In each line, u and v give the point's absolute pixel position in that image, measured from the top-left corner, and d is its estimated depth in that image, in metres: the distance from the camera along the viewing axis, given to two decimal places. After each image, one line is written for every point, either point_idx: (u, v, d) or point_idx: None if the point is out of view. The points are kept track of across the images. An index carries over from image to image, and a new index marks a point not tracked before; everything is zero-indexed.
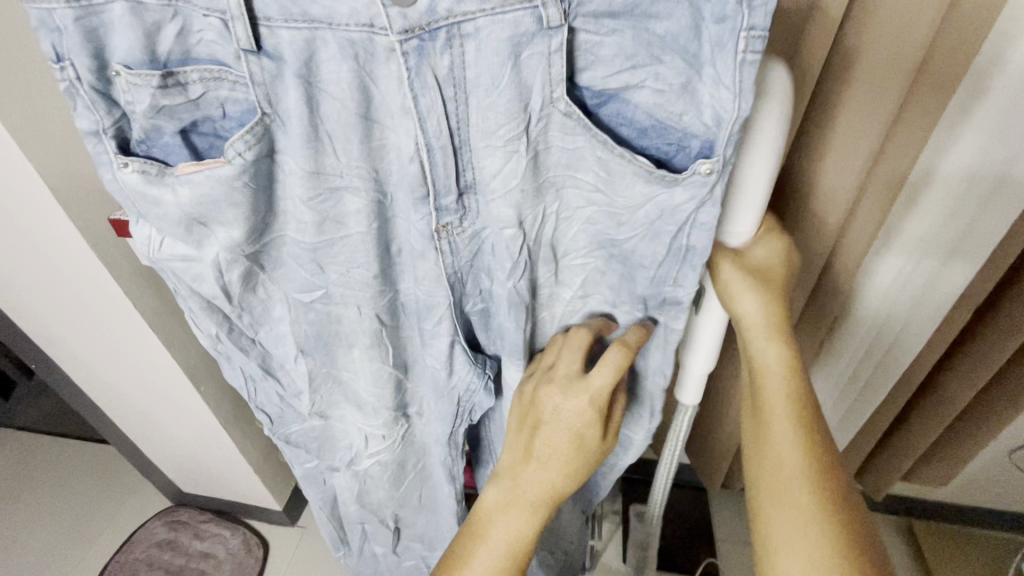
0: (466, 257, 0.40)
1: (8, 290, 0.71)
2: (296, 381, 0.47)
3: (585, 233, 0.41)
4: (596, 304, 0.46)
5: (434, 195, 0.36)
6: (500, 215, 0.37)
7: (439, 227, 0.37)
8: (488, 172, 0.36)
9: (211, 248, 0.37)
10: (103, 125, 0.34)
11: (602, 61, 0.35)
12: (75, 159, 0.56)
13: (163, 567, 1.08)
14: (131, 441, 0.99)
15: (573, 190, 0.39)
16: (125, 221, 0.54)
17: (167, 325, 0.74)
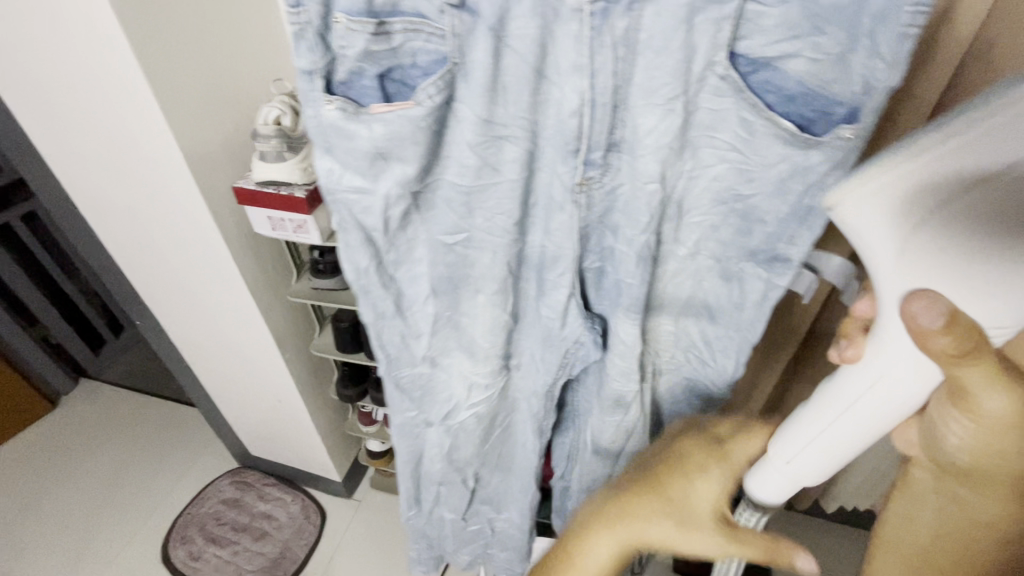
0: (597, 211, 0.42)
1: (129, 249, 0.79)
2: (420, 323, 0.48)
3: (710, 190, 0.42)
4: (706, 262, 0.46)
5: (585, 148, 0.38)
6: (646, 171, 0.38)
7: (582, 180, 0.39)
8: (643, 129, 0.37)
9: (385, 182, 0.39)
10: (315, 66, 0.34)
11: (761, 30, 0.34)
12: (206, 129, 0.63)
13: (230, 523, 1.14)
14: (213, 401, 1.06)
15: (710, 151, 0.40)
16: (248, 189, 0.60)
17: (263, 290, 0.79)
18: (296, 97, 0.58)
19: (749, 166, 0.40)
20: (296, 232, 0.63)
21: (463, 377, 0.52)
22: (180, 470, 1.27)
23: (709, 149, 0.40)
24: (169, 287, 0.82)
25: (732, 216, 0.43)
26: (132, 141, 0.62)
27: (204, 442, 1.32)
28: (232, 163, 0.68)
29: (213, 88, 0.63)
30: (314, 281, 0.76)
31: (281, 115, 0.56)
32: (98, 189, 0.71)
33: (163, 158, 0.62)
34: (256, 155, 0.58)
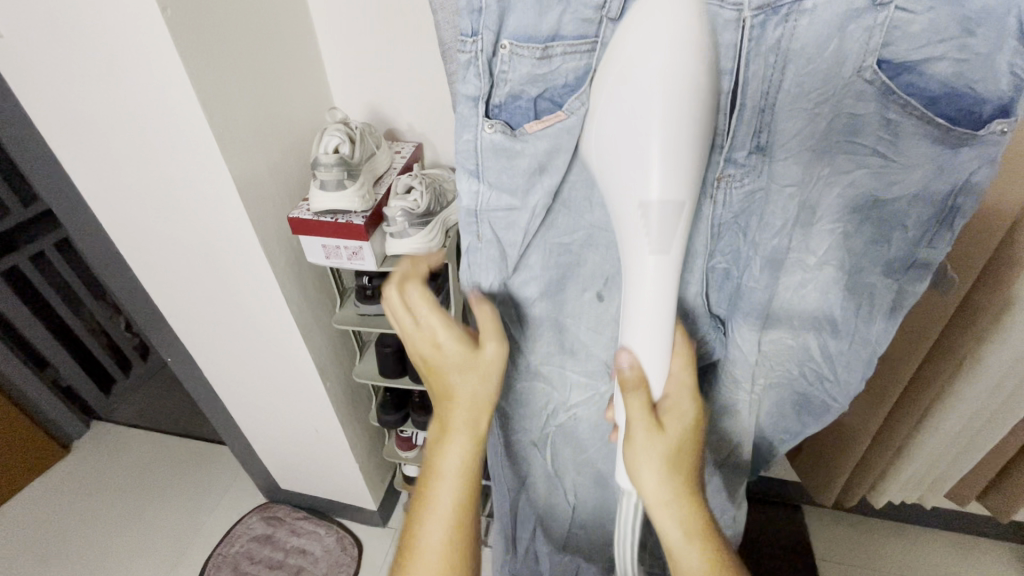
0: (733, 212, 0.43)
1: (165, 284, 0.77)
2: (530, 331, 0.51)
3: (841, 196, 0.42)
4: (829, 273, 0.46)
5: (731, 149, 0.39)
6: (785, 175, 0.40)
7: (723, 177, 0.40)
8: (787, 132, 0.38)
9: (534, 196, 0.41)
10: (483, 91, 0.36)
11: (907, 38, 0.34)
12: (252, 159, 0.63)
13: (264, 560, 1.11)
14: (244, 435, 1.04)
15: (843, 155, 0.40)
16: (303, 219, 0.60)
17: (306, 319, 0.78)
18: (350, 126, 0.61)
19: (885, 165, 0.39)
20: (351, 259, 0.63)
21: (566, 375, 0.55)
22: (206, 509, 1.24)
23: (844, 154, 0.40)
24: (207, 322, 0.81)
25: (858, 213, 0.42)
26: (181, 175, 0.61)
27: (228, 477, 1.29)
28: (279, 192, 0.69)
29: (261, 119, 0.63)
30: (360, 307, 0.76)
31: (340, 144, 0.58)
32: (137, 224, 0.70)
33: (213, 190, 0.62)
34: (315, 185, 0.59)
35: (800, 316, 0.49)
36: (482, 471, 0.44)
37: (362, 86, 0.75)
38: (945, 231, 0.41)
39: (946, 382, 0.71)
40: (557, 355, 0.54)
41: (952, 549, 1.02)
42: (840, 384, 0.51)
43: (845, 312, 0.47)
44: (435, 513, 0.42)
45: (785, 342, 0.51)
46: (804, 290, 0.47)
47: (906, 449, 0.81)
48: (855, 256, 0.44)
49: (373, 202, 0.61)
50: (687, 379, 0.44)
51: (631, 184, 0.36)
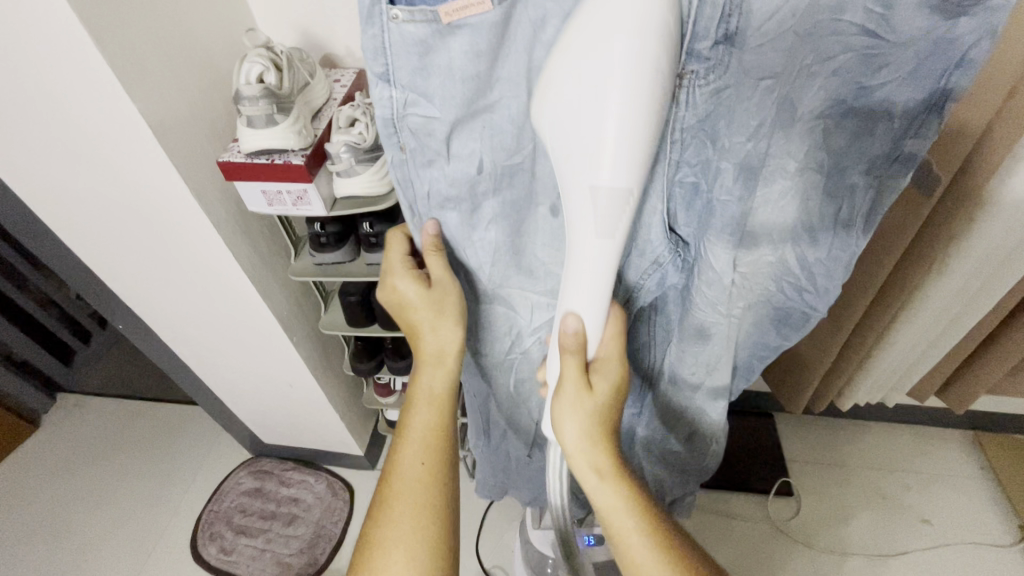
0: (699, 115, 0.38)
1: (97, 250, 0.71)
2: (479, 259, 0.47)
3: (827, 89, 0.36)
4: (808, 180, 0.40)
5: (692, 38, 0.34)
6: (758, 67, 0.35)
7: (684, 72, 0.35)
8: (759, 15, 0.33)
9: (451, 103, 0.36)
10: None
11: None
12: (170, 97, 0.55)
13: (257, 512, 1.12)
14: (217, 395, 1.02)
15: (829, 39, 0.34)
16: (234, 162, 0.54)
17: (260, 275, 0.73)
18: (274, 49, 0.53)
19: (872, 44, 0.34)
20: (297, 204, 0.57)
21: (527, 302, 0.52)
22: (191, 469, 1.23)
23: (830, 38, 0.34)
24: (153, 284, 0.75)
25: (844, 108, 0.37)
26: (84, 121, 0.53)
27: (210, 436, 1.28)
28: (208, 135, 0.61)
29: (171, 48, 0.55)
30: (316, 256, 0.71)
31: (264, 72, 0.51)
32: (51, 187, 0.63)
33: (127, 135, 0.54)
34: (241, 122, 0.52)
35: (777, 230, 0.43)
36: (450, 431, 0.52)
37: (283, 1, 0.65)
38: (936, 117, 0.36)
39: (915, 287, 0.71)
40: (514, 275, 0.49)
41: (910, 441, 1.09)
42: (820, 290, 0.47)
43: (824, 217, 0.42)
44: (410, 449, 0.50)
45: (763, 261, 0.45)
46: (785, 210, 0.42)
47: (873, 355, 0.83)
48: (836, 155, 0.39)
49: (312, 138, 0.55)
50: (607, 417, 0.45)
51: (587, 162, 0.33)
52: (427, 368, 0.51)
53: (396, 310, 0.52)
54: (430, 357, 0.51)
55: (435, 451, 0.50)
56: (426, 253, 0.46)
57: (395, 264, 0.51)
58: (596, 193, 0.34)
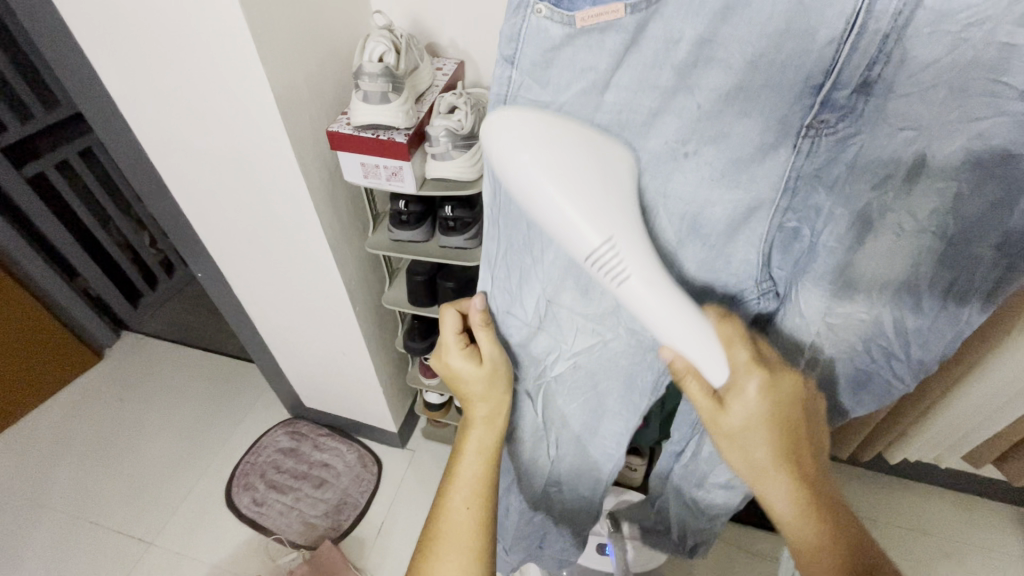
0: (818, 162, 0.33)
1: (198, 201, 0.77)
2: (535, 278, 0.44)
3: (977, 152, 0.30)
4: (931, 246, 0.34)
5: (832, 83, 0.29)
6: (903, 114, 0.30)
7: (813, 121, 0.31)
8: (919, 60, 0.28)
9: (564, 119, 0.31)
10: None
11: None
12: (292, 69, 0.59)
13: (289, 471, 1.17)
14: (271, 353, 1.07)
15: (981, 98, 0.28)
16: (342, 133, 0.57)
17: (337, 244, 0.77)
18: (396, 33, 0.56)
19: None
20: (390, 179, 0.60)
21: (575, 324, 0.46)
22: (233, 420, 1.29)
23: (982, 99, 0.28)
24: (238, 238, 0.80)
25: (995, 179, 0.31)
26: (213, 75, 0.57)
27: (255, 392, 1.34)
28: (317, 107, 0.65)
29: (301, 24, 0.59)
30: (392, 232, 0.74)
31: (386, 53, 0.54)
32: (170, 138, 0.68)
33: (250, 99, 0.59)
34: (357, 96, 0.55)
35: (882, 292, 0.37)
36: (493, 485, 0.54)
37: None
38: None
39: (990, 346, 0.68)
40: (569, 295, 0.44)
41: (956, 510, 1.03)
42: (913, 364, 0.41)
43: (935, 292, 0.36)
44: (456, 495, 0.52)
45: (853, 318, 0.39)
46: (894, 276, 0.36)
47: (932, 412, 0.80)
48: (969, 230, 0.33)
49: (415, 120, 0.58)
50: (740, 358, 0.38)
51: (563, 236, 0.30)
52: (473, 432, 0.54)
53: (449, 380, 0.55)
54: (480, 421, 0.54)
55: (483, 506, 0.52)
56: (476, 327, 0.49)
57: (449, 342, 0.52)
58: (590, 262, 0.31)
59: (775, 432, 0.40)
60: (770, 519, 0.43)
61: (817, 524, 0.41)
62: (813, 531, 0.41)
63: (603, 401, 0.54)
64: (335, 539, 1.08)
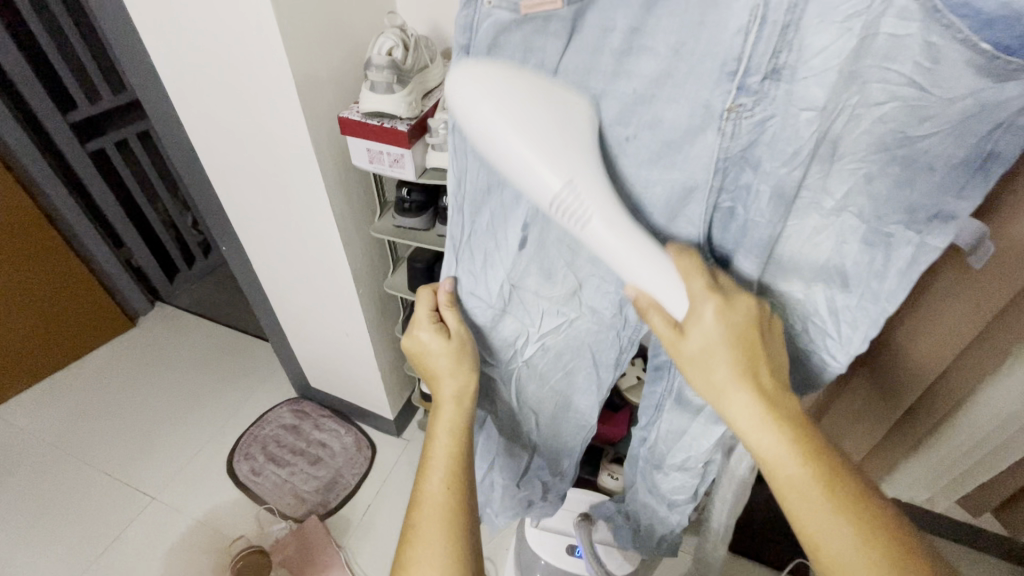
0: (742, 144, 0.39)
1: (225, 179, 0.84)
2: (501, 261, 0.49)
3: (871, 133, 0.37)
4: (847, 220, 0.41)
5: (744, 71, 0.35)
6: (805, 99, 0.35)
7: (731, 106, 0.36)
8: (811, 51, 0.33)
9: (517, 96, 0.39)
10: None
11: None
12: (314, 62, 0.66)
13: (289, 446, 1.22)
14: (282, 331, 1.13)
15: (875, 83, 0.34)
16: (351, 121, 0.63)
17: (347, 227, 0.82)
18: (406, 31, 0.61)
19: (919, 96, 0.34)
20: (392, 165, 0.65)
21: (541, 305, 0.53)
22: (244, 394, 1.36)
23: (876, 83, 0.34)
24: (257, 214, 0.86)
25: (887, 155, 0.37)
26: (242, 55, 0.64)
27: (267, 371, 1.41)
28: (335, 98, 0.71)
29: (327, 23, 0.65)
30: (397, 219, 0.79)
31: (394, 48, 0.59)
32: (205, 117, 0.75)
33: (276, 85, 0.65)
34: (366, 86, 0.61)
35: (807, 262, 0.45)
36: (466, 464, 0.50)
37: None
38: (982, 177, 0.36)
39: (978, 379, 0.67)
40: (534, 280, 0.50)
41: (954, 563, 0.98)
42: (843, 339, 0.47)
43: (857, 261, 0.43)
44: (432, 479, 0.48)
45: (788, 277, 0.46)
46: (818, 248, 0.44)
47: (923, 448, 0.78)
48: (877, 203, 0.39)
49: (418, 112, 0.63)
50: (696, 285, 0.40)
51: (530, 180, 0.35)
52: (441, 413, 0.52)
53: (417, 359, 0.55)
54: (449, 400, 0.53)
55: (460, 487, 0.48)
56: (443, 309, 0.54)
57: (421, 318, 0.54)
58: (556, 199, 0.35)
59: (738, 351, 0.40)
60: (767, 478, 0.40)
61: (792, 444, 0.38)
62: (815, 492, 0.37)
63: (573, 371, 0.60)
64: (323, 516, 1.11)
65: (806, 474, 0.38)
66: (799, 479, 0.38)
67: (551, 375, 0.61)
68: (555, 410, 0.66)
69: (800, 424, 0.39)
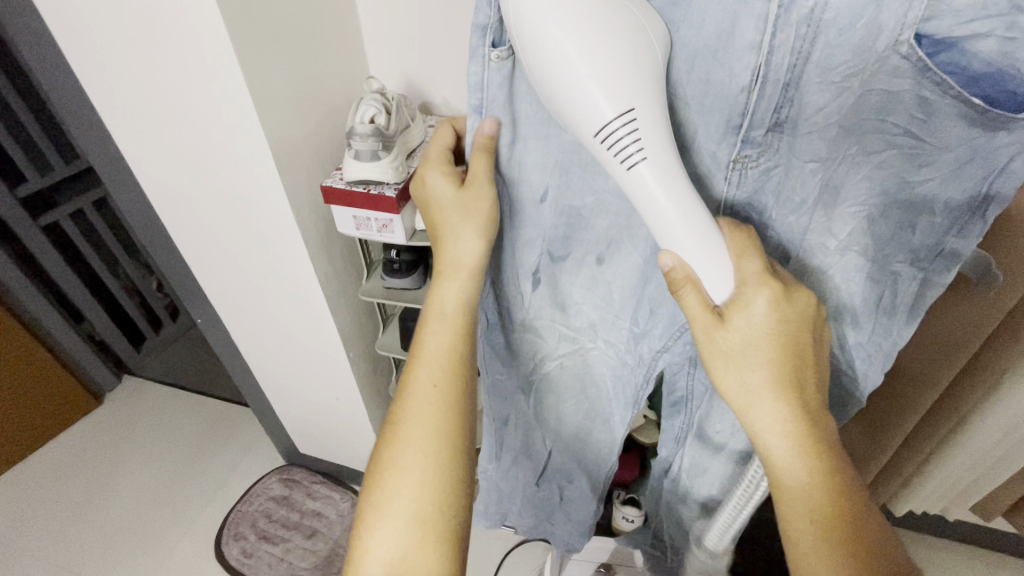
0: (747, 191, 0.41)
1: (199, 250, 0.80)
2: (526, 292, 0.52)
3: (873, 178, 0.38)
4: (851, 261, 0.42)
5: (747, 126, 0.37)
6: (807, 150, 0.38)
7: (737, 157, 0.39)
8: (811, 107, 0.36)
9: (539, 150, 0.43)
10: (492, 22, 0.36)
11: (952, 10, 0.30)
12: (290, 126, 0.63)
13: (281, 520, 1.15)
14: (266, 398, 1.07)
15: (874, 134, 0.37)
16: (334, 188, 0.61)
17: (333, 291, 0.79)
18: (387, 96, 0.60)
19: (916, 145, 0.36)
20: (381, 231, 0.63)
21: (557, 333, 0.55)
22: (227, 467, 1.28)
23: (874, 133, 0.37)
24: (236, 283, 0.82)
25: (889, 199, 0.39)
26: (213, 128, 0.61)
27: (251, 439, 1.33)
28: (313, 161, 0.69)
29: (300, 88, 0.63)
30: (386, 280, 0.77)
31: (377, 114, 0.58)
32: (175, 190, 0.72)
33: (251, 154, 0.62)
34: (349, 154, 0.59)
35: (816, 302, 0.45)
36: (466, 355, 0.46)
37: (394, 53, 0.73)
38: (980, 220, 0.37)
39: (986, 394, 0.67)
40: (549, 309, 0.53)
41: (968, 566, 0.99)
42: (856, 377, 0.47)
43: (864, 301, 0.43)
44: (423, 370, 0.45)
45: None
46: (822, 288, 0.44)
47: (932, 459, 0.78)
48: (881, 243, 0.40)
49: (406, 175, 0.61)
50: (750, 268, 0.38)
51: (582, 112, 0.33)
52: (448, 276, 0.46)
53: (424, 205, 0.49)
54: (448, 265, 0.46)
55: (451, 396, 0.44)
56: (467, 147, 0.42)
57: (432, 158, 0.48)
58: (607, 131, 0.33)
59: (782, 354, 0.38)
60: (771, 482, 0.40)
61: (809, 460, 0.38)
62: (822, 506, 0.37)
63: (590, 408, 0.61)
64: None
65: (813, 487, 0.38)
66: (804, 493, 0.38)
67: (565, 408, 0.62)
68: (571, 440, 0.65)
69: (822, 433, 0.38)
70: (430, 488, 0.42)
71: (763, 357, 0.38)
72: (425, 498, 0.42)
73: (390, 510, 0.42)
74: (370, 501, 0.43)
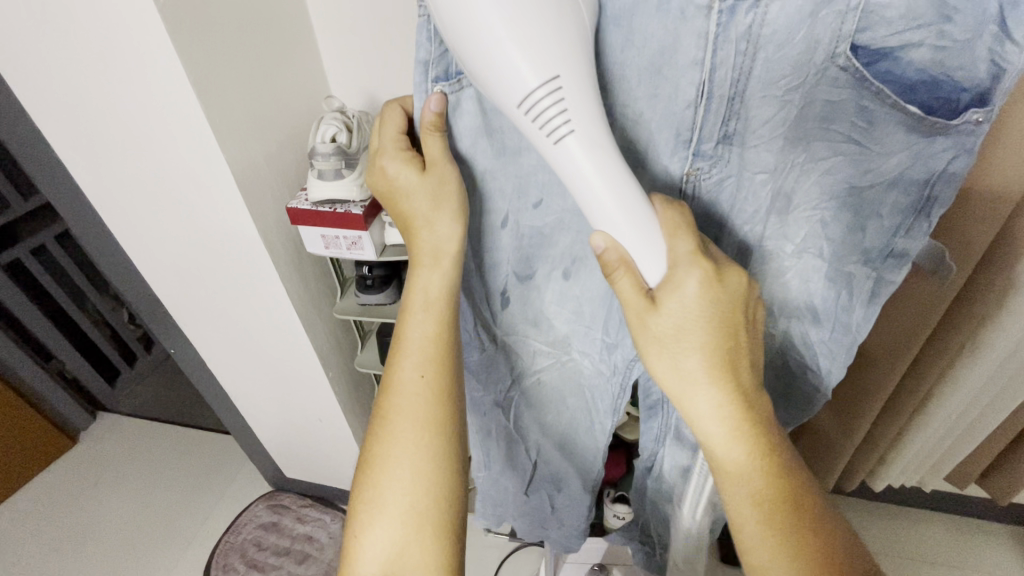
0: (703, 202, 0.42)
1: (166, 280, 0.78)
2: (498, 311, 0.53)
3: (821, 184, 0.40)
4: (809, 262, 0.44)
5: (697, 139, 0.38)
6: (755, 160, 0.39)
7: (689, 170, 0.40)
8: (757, 119, 0.37)
9: (497, 176, 0.43)
10: (435, 57, 0.36)
11: (883, 23, 0.32)
12: (252, 150, 0.63)
13: (271, 548, 1.13)
14: (247, 424, 1.05)
15: (819, 143, 0.38)
16: (299, 209, 0.60)
17: (307, 312, 0.79)
18: (347, 114, 0.61)
19: (860, 152, 0.37)
20: (351, 248, 0.63)
21: (533, 350, 0.56)
22: (212, 498, 1.25)
23: (821, 141, 0.38)
24: (208, 311, 0.81)
25: (838, 203, 0.40)
26: (172, 157, 0.60)
27: (235, 467, 1.31)
28: (277, 183, 0.69)
29: (260, 112, 0.63)
30: (361, 297, 0.77)
31: (338, 133, 0.58)
32: (138, 221, 0.70)
33: (213, 181, 0.62)
34: (313, 174, 0.59)
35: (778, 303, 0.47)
36: (451, 346, 0.45)
37: (354, 72, 0.73)
38: (925, 221, 0.39)
39: (946, 367, 0.70)
40: (524, 325, 0.54)
41: (948, 534, 1.02)
42: (822, 372, 0.49)
43: (824, 300, 0.45)
44: (407, 363, 0.44)
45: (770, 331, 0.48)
46: (785, 289, 0.46)
47: (906, 433, 0.81)
48: (835, 247, 0.42)
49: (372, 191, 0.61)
50: (680, 246, 0.37)
51: (501, 79, 0.31)
52: (427, 266, 0.44)
53: (388, 195, 0.45)
54: (426, 256, 0.43)
55: (437, 397, 0.44)
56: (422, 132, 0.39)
57: (385, 145, 0.44)
58: (528, 100, 0.31)
59: (717, 334, 0.37)
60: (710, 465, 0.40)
61: (752, 452, 0.38)
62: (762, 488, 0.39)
63: (577, 419, 0.61)
64: None
65: (757, 478, 0.39)
66: (748, 483, 0.39)
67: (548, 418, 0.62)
68: (558, 455, 0.66)
69: (763, 423, 0.39)
70: (422, 497, 0.42)
71: (704, 343, 0.37)
72: (421, 501, 0.42)
73: (385, 530, 0.42)
74: (361, 518, 0.43)
